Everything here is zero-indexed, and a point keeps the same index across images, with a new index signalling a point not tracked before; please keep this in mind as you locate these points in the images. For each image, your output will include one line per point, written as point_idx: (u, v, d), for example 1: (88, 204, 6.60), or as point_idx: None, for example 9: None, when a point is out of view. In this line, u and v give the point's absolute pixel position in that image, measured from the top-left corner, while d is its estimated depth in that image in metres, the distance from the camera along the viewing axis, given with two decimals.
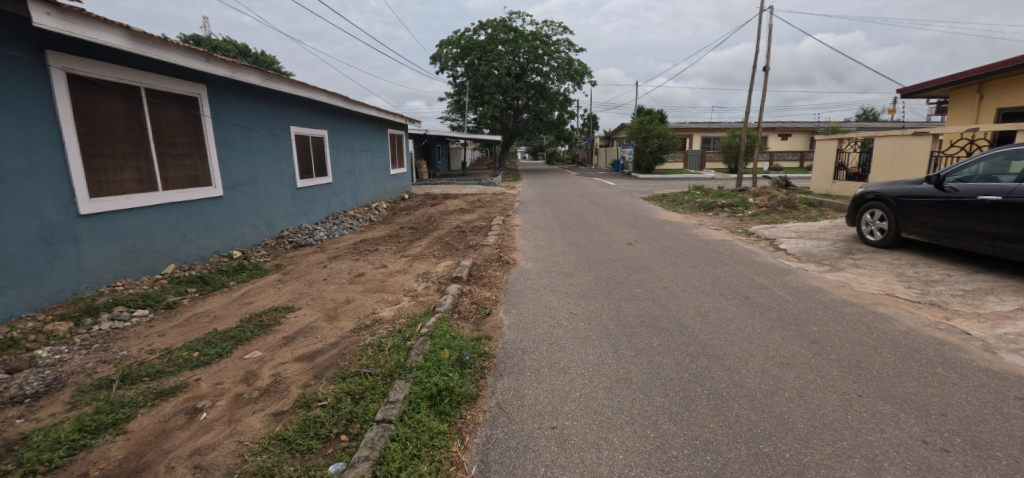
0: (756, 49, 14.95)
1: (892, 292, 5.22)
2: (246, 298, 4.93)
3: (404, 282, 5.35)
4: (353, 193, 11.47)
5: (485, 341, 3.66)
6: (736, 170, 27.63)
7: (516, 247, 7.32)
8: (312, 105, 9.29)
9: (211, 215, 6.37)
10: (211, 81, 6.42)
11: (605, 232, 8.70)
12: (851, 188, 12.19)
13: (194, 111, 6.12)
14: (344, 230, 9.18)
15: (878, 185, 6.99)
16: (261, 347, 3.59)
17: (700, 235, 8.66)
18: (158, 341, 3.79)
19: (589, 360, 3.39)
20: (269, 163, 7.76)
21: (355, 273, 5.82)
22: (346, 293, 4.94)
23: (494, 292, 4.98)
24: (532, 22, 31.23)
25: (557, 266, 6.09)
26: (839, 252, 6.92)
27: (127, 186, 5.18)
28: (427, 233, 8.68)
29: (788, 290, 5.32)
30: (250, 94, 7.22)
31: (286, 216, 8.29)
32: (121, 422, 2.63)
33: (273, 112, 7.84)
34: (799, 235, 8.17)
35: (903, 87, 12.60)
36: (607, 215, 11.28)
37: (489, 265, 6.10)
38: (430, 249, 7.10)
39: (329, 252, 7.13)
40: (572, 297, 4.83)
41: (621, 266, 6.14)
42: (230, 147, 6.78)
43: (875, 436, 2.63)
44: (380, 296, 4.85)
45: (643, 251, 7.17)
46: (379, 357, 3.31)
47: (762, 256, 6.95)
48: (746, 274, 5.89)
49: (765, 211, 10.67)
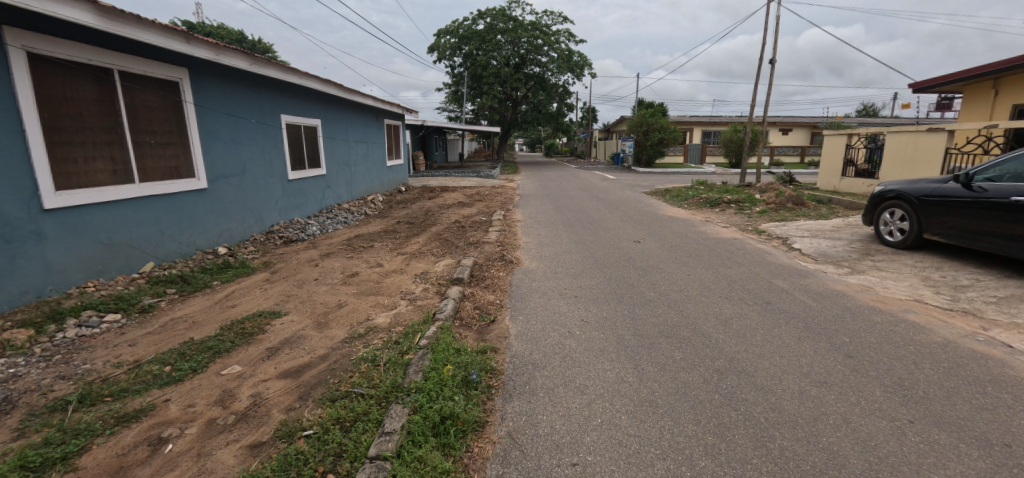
0: (763, 41, 14.56)
1: (920, 299, 4.89)
2: (229, 301, 4.57)
3: (401, 283, 4.98)
4: (348, 185, 11.05)
5: (491, 354, 3.31)
6: (738, 165, 27.28)
7: (519, 245, 6.94)
8: (304, 93, 8.85)
9: (195, 209, 5.99)
10: (195, 64, 6.00)
11: (610, 229, 8.35)
12: (860, 184, 11.86)
13: (175, 97, 5.72)
14: (338, 224, 8.79)
15: (899, 183, 6.65)
16: (241, 360, 3.24)
17: (709, 233, 8.31)
18: (127, 353, 3.44)
19: (607, 377, 3.05)
20: (258, 153, 7.34)
21: (348, 272, 5.44)
22: (337, 296, 4.56)
23: (498, 295, 4.62)
24: (532, 11, 30.56)
25: (563, 267, 5.72)
26: (858, 253, 6.58)
27: (99, 178, 4.80)
28: (425, 229, 8.29)
29: (811, 295, 4.99)
30: (237, 79, 6.79)
31: (277, 209, 7.90)
32: (72, 456, 2.29)
33: (262, 99, 7.40)
34: (812, 234, 7.85)
35: (915, 81, 12.24)
36: (610, 210, 10.89)
37: (491, 264, 5.74)
38: (429, 247, 6.71)
39: (322, 249, 6.73)
40: (582, 301, 4.47)
41: (630, 266, 5.78)
42: (216, 136, 6.39)
43: (938, 473, 2.30)
44: (375, 300, 4.48)
45: (652, 250, 6.80)
46: (373, 374, 2.96)
47: (776, 256, 6.63)
48: (763, 277, 5.56)
49: (773, 208, 10.35)
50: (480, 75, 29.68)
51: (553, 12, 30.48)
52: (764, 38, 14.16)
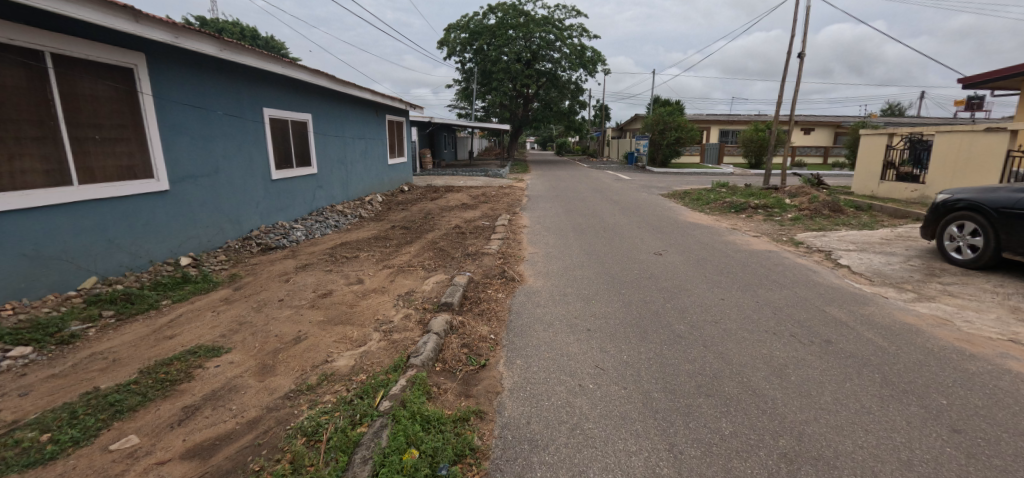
0: (792, 34, 13.52)
1: (1017, 338, 3.94)
2: (170, 329, 3.80)
3: (378, 308, 4.15)
4: (343, 185, 10.28)
5: (475, 426, 2.46)
6: (758, 165, 26.08)
7: (523, 257, 6.09)
8: (291, 85, 8.09)
9: (154, 215, 5.25)
10: (154, 49, 5.26)
11: (627, 238, 7.47)
12: (901, 189, 10.80)
13: (128, 87, 4.99)
14: (327, 229, 8.03)
15: (971, 192, 5.67)
16: (145, 427, 2.46)
17: (739, 244, 7.38)
18: (7, 409, 2.66)
19: (632, 469, 2.18)
20: (235, 150, 6.59)
21: (321, 290, 4.64)
22: (298, 325, 3.76)
23: (493, 327, 3.77)
24: (545, 6, 29.56)
25: (573, 287, 4.85)
26: (921, 273, 5.62)
27: (24, 180, 4.09)
28: (420, 235, 7.47)
29: (878, 331, 4.06)
30: (208, 67, 6.02)
31: (257, 212, 7.15)
32: None
33: (239, 90, 6.64)
34: (859, 247, 6.88)
35: (964, 77, 11.12)
36: (626, 215, 9.98)
37: (488, 283, 4.89)
38: (420, 258, 5.89)
39: (301, 260, 5.95)
40: (595, 338, 3.61)
41: (652, 287, 4.89)
42: (183, 131, 5.65)
43: None
44: (343, 331, 3.66)
45: (676, 265, 5.90)
46: (307, 459, 2.13)
47: (823, 275, 5.70)
48: (813, 303, 4.65)
49: (807, 214, 9.36)
50: (489, 70, 28.82)
51: (566, 6, 29.48)
52: (793, 30, 13.05)
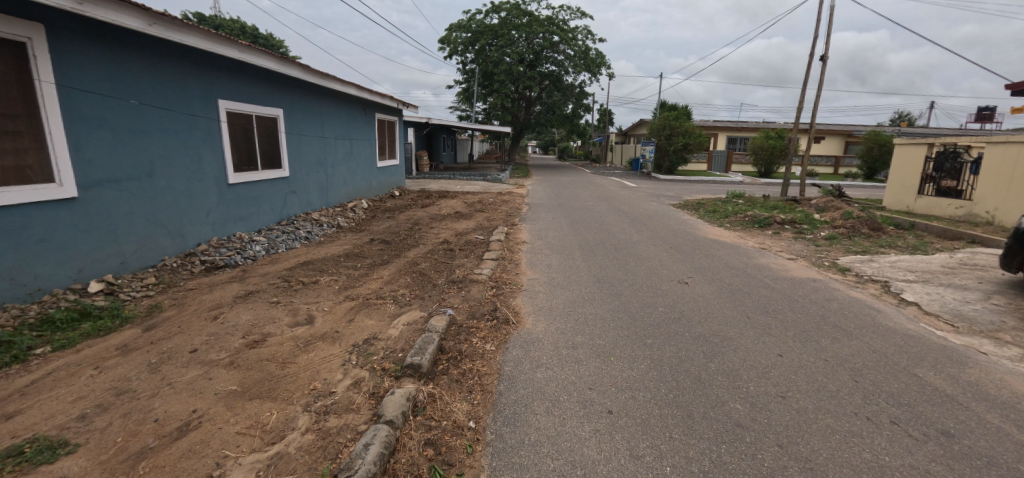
0: (815, 34, 12.45)
1: None
2: (19, 401, 2.69)
3: (320, 367, 3.04)
4: (321, 190, 9.18)
5: None
6: (767, 175, 25.15)
7: (521, 286, 4.98)
8: (255, 74, 6.98)
9: (53, 228, 4.14)
10: (59, 19, 4.17)
11: (643, 260, 6.37)
12: (944, 206, 9.73)
13: (16, 66, 3.90)
14: (294, 241, 6.91)
15: None
16: None
17: (774, 268, 6.29)
18: None
19: None
20: (176, 148, 5.48)
21: (253, 335, 3.52)
22: (197, 398, 2.65)
23: (475, 406, 2.66)
24: (549, 6, 28.50)
25: (585, 334, 3.75)
26: (1014, 317, 4.52)
27: None
28: (400, 253, 6.34)
29: (1003, 412, 2.96)
30: (137, 46, 4.92)
31: (207, 223, 6.04)
32: None
33: (182, 77, 5.53)
34: (918, 277, 5.80)
35: (1013, 83, 10.02)
36: (639, 229, 8.88)
37: (474, 326, 3.79)
38: (393, 286, 4.78)
39: (247, 284, 4.83)
40: (621, 429, 2.50)
41: (685, 335, 3.80)
42: (102, 124, 4.56)
43: None
44: (257, 411, 2.54)
45: (707, 300, 4.80)
46: None
47: (891, 316, 4.60)
48: (898, 363, 3.55)
49: (844, 232, 8.27)
50: (491, 71, 27.80)
51: (571, 7, 28.45)
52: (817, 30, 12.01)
